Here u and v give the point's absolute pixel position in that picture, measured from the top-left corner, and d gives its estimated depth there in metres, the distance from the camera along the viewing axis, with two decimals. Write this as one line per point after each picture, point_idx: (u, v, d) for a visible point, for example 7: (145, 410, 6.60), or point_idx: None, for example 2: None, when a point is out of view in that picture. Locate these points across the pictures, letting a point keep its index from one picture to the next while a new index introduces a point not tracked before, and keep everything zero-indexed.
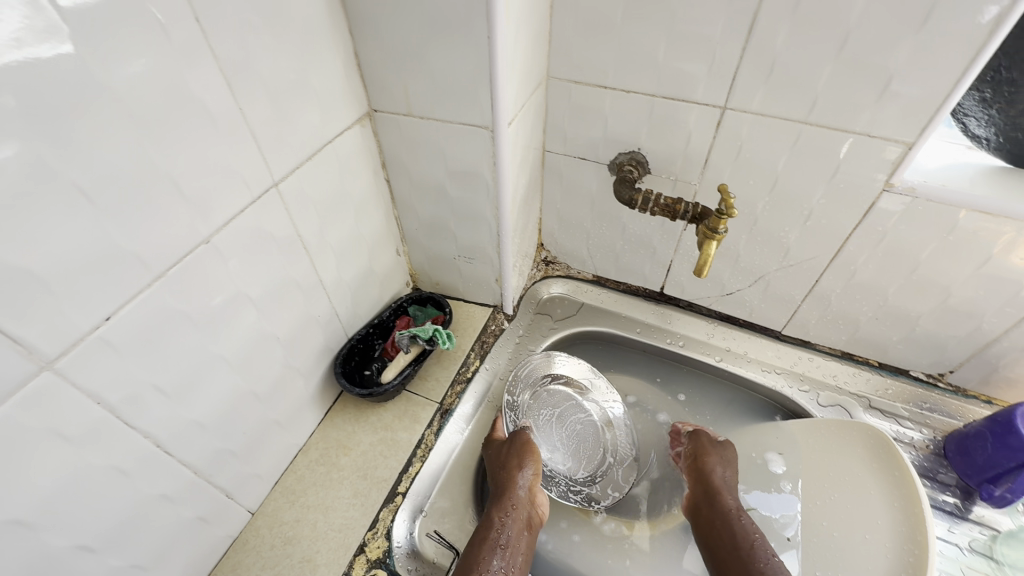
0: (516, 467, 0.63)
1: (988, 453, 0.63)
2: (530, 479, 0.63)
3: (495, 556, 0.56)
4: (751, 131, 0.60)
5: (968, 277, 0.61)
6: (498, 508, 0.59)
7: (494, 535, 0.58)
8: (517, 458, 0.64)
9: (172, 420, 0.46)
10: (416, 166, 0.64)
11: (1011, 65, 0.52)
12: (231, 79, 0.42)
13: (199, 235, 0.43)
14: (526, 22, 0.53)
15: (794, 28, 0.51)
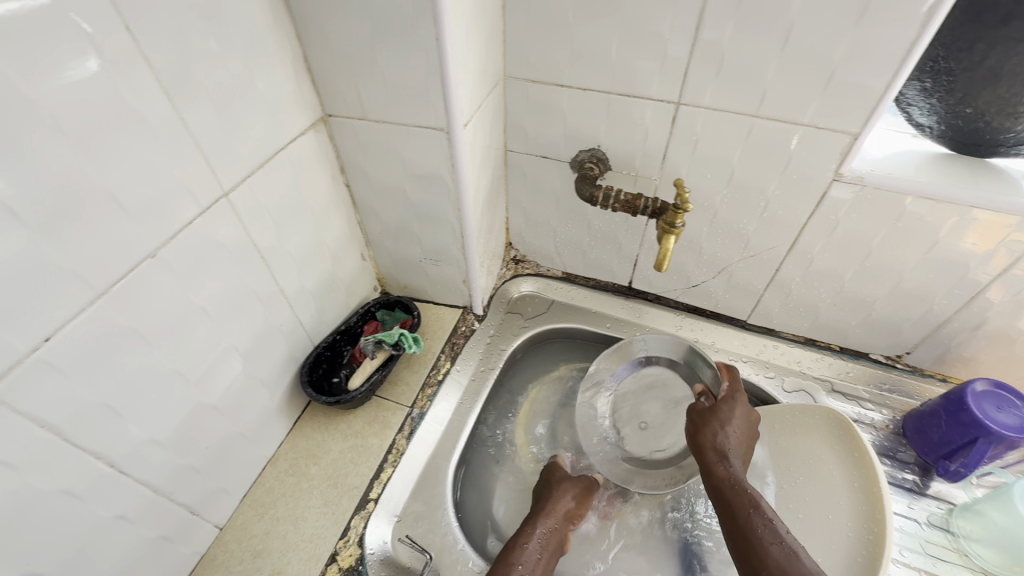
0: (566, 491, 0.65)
1: (943, 430, 0.65)
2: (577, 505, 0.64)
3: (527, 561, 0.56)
4: (705, 125, 0.61)
5: (918, 261, 0.64)
6: (540, 519, 0.60)
7: (530, 547, 0.58)
8: (570, 483, 0.66)
9: (125, 439, 0.45)
10: (376, 170, 0.64)
11: (947, 56, 0.53)
12: (170, 89, 0.41)
13: (144, 249, 0.42)
14: (475, 23, 0.53)
15: (738, 24, 0.52)
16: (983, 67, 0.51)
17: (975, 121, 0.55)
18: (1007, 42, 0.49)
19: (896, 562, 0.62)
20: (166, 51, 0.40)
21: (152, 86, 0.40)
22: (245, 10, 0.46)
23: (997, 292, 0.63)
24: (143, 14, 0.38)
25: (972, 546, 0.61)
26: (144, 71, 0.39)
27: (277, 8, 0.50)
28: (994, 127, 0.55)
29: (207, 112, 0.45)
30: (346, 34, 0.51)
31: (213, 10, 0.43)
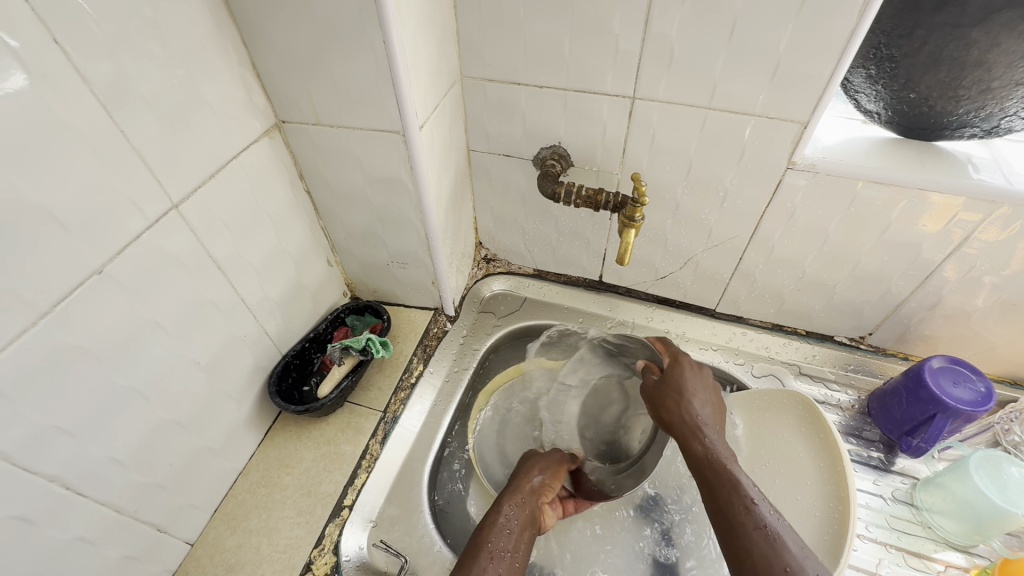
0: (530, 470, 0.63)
1: (904, 408, 0.67)
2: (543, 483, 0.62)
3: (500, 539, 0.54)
4: (661, 119, 0.61)
5: (873, 244, 0.65)
6: (507, 496, 0.59)
7: (500, 520, 0.57)
8: (533, 466, 0.64)
9: (80, 459, 0.44)
10: (335, 175, 0.64)
11: (889, 42, 0.54)
12: (108, 101, 0.41)
13: (89, 266, 0.42)
14: (424, 24, 0.53)
15: (685, 18, 0.53)
16: (923, 53, 0.52)
17: (920, 105, 0.57)
18: (944, 28, 0.50)
19: (863, 537, 0.64)
20: (101, 62, 0.40)
21: (87, 98, 0.39)
22: (186, 18, 0.45)
23: (949, 271, 0.65)
24: (73, 26, 0.37)
25: (933, 517, 0.63)
26: (79, 85, 0.38)
27: (220, 15, 0.49)
28: (937, 111, 0.56)
29: (150, 123, 0.44)
30: (293, 38, 0.51)
31: (151, 19, 0.42)
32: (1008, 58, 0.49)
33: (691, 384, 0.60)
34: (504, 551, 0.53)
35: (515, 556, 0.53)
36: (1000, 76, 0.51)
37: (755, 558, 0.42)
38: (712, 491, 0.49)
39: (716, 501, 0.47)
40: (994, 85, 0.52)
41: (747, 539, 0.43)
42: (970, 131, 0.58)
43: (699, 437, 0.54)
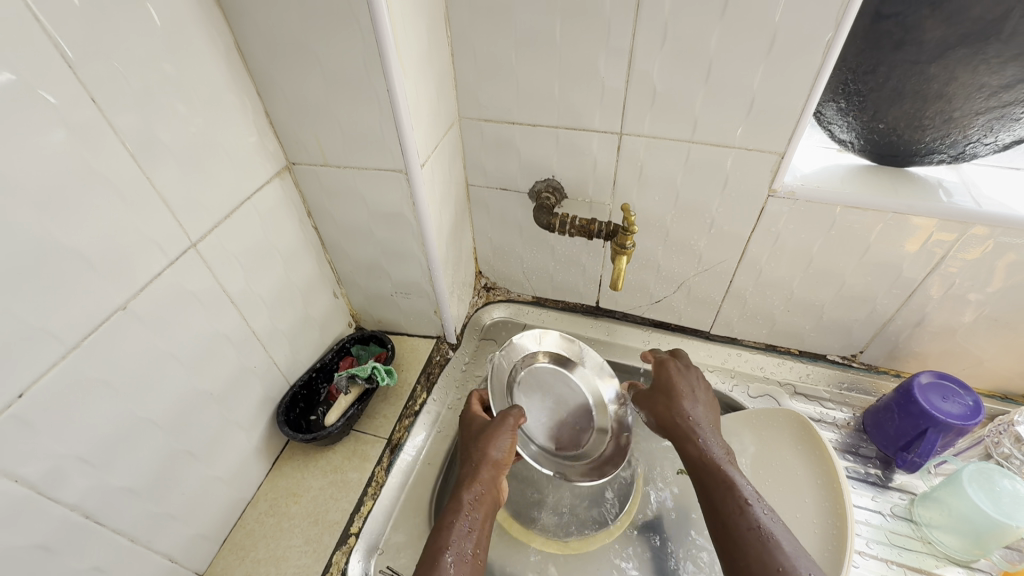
0: (487, 445, 0.61)
1: (897, 423, 0.69)
2: (499, 460, 0.60)
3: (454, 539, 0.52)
4: (647, 152, 0.65)
5: (856, 265, 0.68)
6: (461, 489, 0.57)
7: (458, 521, 0.54)
8: (487, 438, 0.62)
9: (99, 488, 0.46)
10: (342, 212, 0.67)
11: (855, 78, 0.58)
12: (136, 151, 0.44)
13: (113, 302, 0.44)
14: (424, 72, 0.57)
15: (665, 60, 0.57)
16: (888, 87, 0.56)
17: (890, 134, 0.60)
18: (904, 64, 0.54)
19: (864, 554, 0.64)
20: (131, 116, 0.43)
21: (116, 148, 0.43)
22: (206, 74, 0.50)
23: (932, 287, 0.67)
24: (107, 85, 0.41)
25: (933, 533, 0.64)
26: (110, 137, 0.42)
27: (238, 70, 0.54)
28: (906, 139, 0.60)
29: (171, 168, 0.48)
30: (305, 89, 0.55)
31: (175, 75, 0.46)
32: (966, 90, 0.53)
33: (681, 386, 0.65)
34: (463, 554, 0.51)
35: (479, 554, 0.52)
36: (961, 107, 0.55)
37: (753, 564, 0.46)
38: (712, 506, 0.53)
39: (717, 511, 0.52)
40: (956, 115, 0.55)
41: (741, 537, 0.48)
42: (939, 157, 0.62)
43: (693, 441, 0.60)
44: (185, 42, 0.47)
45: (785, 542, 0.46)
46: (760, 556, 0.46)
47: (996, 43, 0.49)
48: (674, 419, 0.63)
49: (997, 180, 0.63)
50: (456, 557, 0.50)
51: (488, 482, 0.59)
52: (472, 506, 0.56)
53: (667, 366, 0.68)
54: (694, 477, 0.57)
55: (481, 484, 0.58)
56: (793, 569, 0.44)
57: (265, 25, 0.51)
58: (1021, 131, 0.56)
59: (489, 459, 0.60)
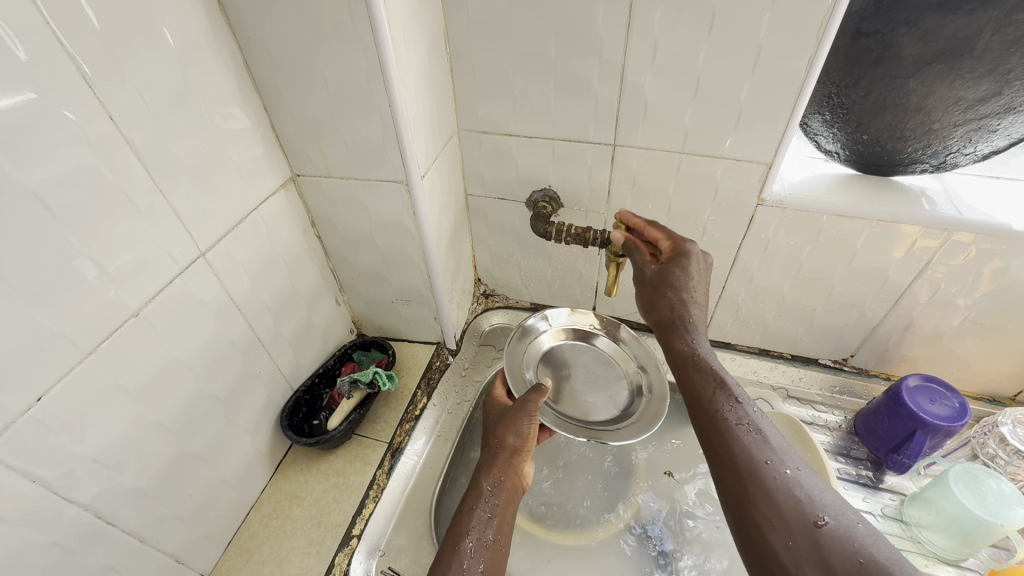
0: (507, 433, 0.61)
1: (886, 425, 0.70)
2: (521, 447, 0.60)
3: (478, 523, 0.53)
4: (640, 163, 0.68)
5: (844, 272, 0.70)
6: (482, 475, 0.57)
7: (480, 506, 0.54)
8: (508, 425, 0.62)
9: (111, 489, 0.47)
10: (344, 221, 0.69)
11: (839, 92, 0.61)
12: (150, 165, 0.46)
13: (127, 309, 0.46)
14: (424, 87, 0.60)
15: (656, 74, 0.59)
16: (870, 100, 0.59)
17: (873, 145, 0.63)
18: (884, 78, 0.56)
19: None
20: (146, 132, 0.46)
21: (131, 161, 0.45)
22: (217, 90, 0.52)
23: (919, 292, 0.69)
24: (124, 102, 0.43)
25: (922, 532, 0.65)
26: (126, 150, 0.44)
27: (245, 86, 0.56)
28: (890, 149, 0.62)
29: (183, 180, 0.50)
30: (310, 104, 0.57)
31: (187, 92, 0.49)
32: (944, 103, 0.55)
33: (681, 283, 0.59)
34: (484, 538, 0.51)
35: (500, 538, 0.52)
36: (940, 118, 0.57)
37: (738, 462, 0.46)
38: (698, 409, 0.51)
39: (711, 417, 0.50)
40: (935, 126, 0.58)
41: (730, 436, 0.48)
42: (921, 166, 0.64)
43: (685, 340, 0.57)
44: (197, 60, 0.49)
45: (778, 448, 0.46)
46: (754, 457, 0.45)
47: (970, 59, 0.51)
48: (671, 313, 0.59)
49: (978, 188, 0.65)
50: (478, 541, 0.51)
51: (509, 467, 0.59)
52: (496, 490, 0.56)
53: (653, 230, 0.64)
54: (681, 375, 0.55)
55: (502, 471, 0.58)
56: (778, 472, 0.44)
57: (273, 44, 0.53)
58: (999, 141, 0.59)
59: (513, 448, 0.60)
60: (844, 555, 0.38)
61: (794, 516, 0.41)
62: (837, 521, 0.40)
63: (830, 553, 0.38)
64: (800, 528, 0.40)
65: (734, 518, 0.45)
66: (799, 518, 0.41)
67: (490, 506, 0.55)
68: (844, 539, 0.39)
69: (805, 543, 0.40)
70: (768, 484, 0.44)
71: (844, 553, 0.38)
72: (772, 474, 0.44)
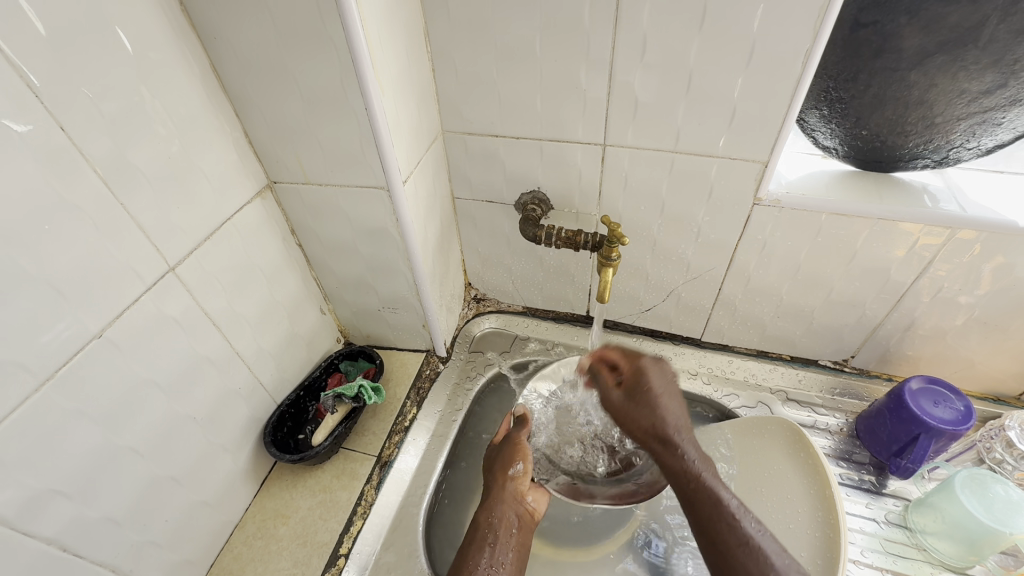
0: (502, 470, 0.65)
1: (889, 429, 0.68)
2: (519, 476, 0.65)
3: (481, 557, 0.57)
4: (631, 163, 0.65)
5: (844, 272, 0.68)
6: (484, 509, 0.62)
7: (490, 541, 0.59)
8: (504, 462, 0.66)
9: (77, 520, 0.45)
10: (325, 230, 0.67)
11: (836, 86, 0.58)
12: (109, 179, 0.44)
13: (88, 331, 0.44)
14: (403, 87, 0.57)
15: (646, 71, 0.57)
16: (869, 94, 0.56)
17: (873, 141, 0.60)
18: (884, 71, 0.53)
19: (858, 563, 0.64)
20: (102, 144, 0.43)
21: (89, 176, 0.42)
22: (183, 99, 0.50)
23: (921, 292, 0.67)
24: (77, 114, 0.41)
25: (927, 539, 0.63)
26: (81, 166, 0.42)
27: (214, 91, 0.53)
28: (890, 145, 0.60)
29: (147, 194, 0.48)
30: (283, 108, 0.55)
31: (150, 101, 0.46)
32: (946, 96, 0.53)
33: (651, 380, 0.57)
34: (486, 569, 0.56)
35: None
36: (942, 112, 0.54)
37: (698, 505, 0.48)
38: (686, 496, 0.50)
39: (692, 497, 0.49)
40: (937, 120, 0.55)
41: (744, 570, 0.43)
42: (923, 161, 0.62)
43: (672, 454, 0.52)
44: (158, 66, 0.46)
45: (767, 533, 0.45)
46: (696, 484, 0.50)
47: (974, 50, 0.49)
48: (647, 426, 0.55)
49: (981, 183, 0.63)
50: (485, 569, 0.56)
51: (515, 505, 0.63)
52: (503, 528, 0.60)
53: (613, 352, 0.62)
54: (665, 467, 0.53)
55: (509, 509, 0.62)
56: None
57: (241, 47, 0.50)
58: (1004, 134, 0.56)
59: (514, 491, 0.63)
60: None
61: (754, 560, 0.43)
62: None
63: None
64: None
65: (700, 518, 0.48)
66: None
67: (504, 553, 0.58)
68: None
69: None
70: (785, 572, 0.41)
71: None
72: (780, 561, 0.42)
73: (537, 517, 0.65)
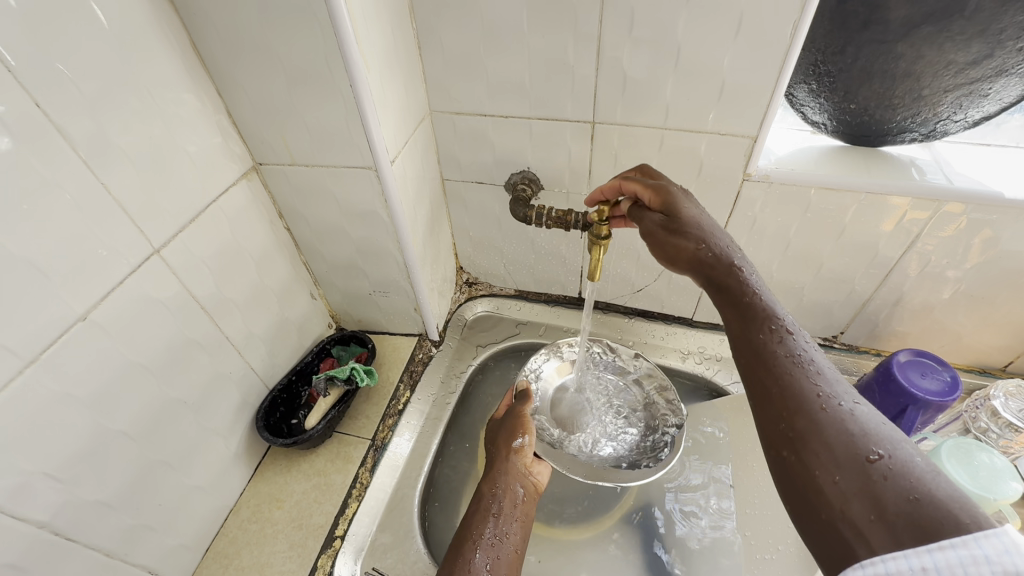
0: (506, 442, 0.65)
1: (877, 402, 0.69)
2: (523, 447, 0.64)
3: (486, 528, 0.56)
4: (621, 141, 0.65)
5: (833, 248, 0.68)
6: (487, 482, 0.61)
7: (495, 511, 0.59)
8: (507, 434, 0.66)
9: (68, 504, 0.45)
10: (314, 213, 0.66)
11: (825, 59, 0.58)
12: (89, 158, 0.43)
13: (73, 313, 0.43)
14: (388, 65, 0.56)
15: (635, 46, 0.56)
16: (857, 67, 0.56)
17: (861, 114, 0.60)
18: (872, 43, 0.53)
19: None
20: (81, 122, 0.42)
21: (68, 156, 0.42)
22: (164, 77, 0.48)
23: (910, 266, 0.68)
24: (54, 91, 0.40)
25: None
26: (60, 145, 0.41)
27: (195, 69, 0.52)
28: (878, 118, 0.60)
29: (130, 175, 0.47)
30: (266, 87, 0.54)
31: (130, 79, 0.45)
32: (934, 68, 0.53)
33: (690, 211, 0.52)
34: (491, 539, 0.56)
35: (517, 555, 0.56)
36: (929, 84, 0.54)
37: (748, 330, 0.43)
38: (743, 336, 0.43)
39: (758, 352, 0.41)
40: (924, 92, 0.55)
41: (815, 420, 0.35)
42: (911, 135, 0.62)
43: (726, 269, 0.48)
44: (136, 42, 0.45)
45: (832, 379, 0.37)
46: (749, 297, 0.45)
47: (960, 19, 0.49)
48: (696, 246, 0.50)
49: (967, 156, 0.63)
50: (490, 539, 0.56)
51: (521, 478, 0.62)
52: (507, 501, 0.60)
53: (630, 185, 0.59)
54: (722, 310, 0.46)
55: (515, 482, 0.62)
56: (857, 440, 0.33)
57: (220, 22, 0.49)
58: (990, 106, 0.56)
59: (519, 465, 0.63)
60: (910, 500, 0.28)
61: (836, 426, 0.34)
62: (898, 453, 0.31)
63: (882, 489, 0.30)
64: (850, 464, 0.32)
65: (754, 356, 0.41)
66: (854, 457, 0.32)
67: (509, 525, 0.58)
68: (960, 502, 0.28)
69: (814, 441, 0.34)
70: (816, 413, 0.35)
71: (952, 522, 0.26)
72: (825, 405, 0.35)
73: (541, 489, 0.64)
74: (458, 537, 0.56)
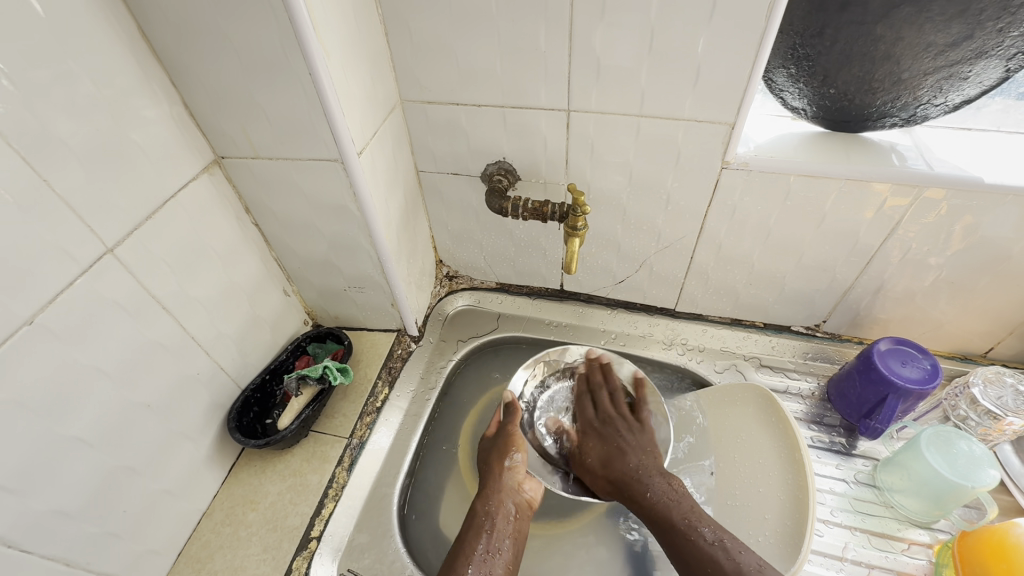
0: (500, 459, 0.64)
1: (859, 391, 0.69)
2: (517, 464, 0.64)
3: (479, 543, 0.57)
4: (596, 128, 0.63)
5: (814, 236, 0.67)
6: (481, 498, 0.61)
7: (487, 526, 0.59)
8: (501, 450, 0.65)
9: (22, 515, 0.44)
10: (282, 207, 0.64)
11: (803, 42, 0.56)
12: (30, 156, 0.41)
13: (17, 317, 0.41)
14: (351, 51, 0.54)
15: (608, 30, 0.54)
16: (836, 50, 0.54)
17: (841, 99, 0.59)
18: (850, 25, 0.51)
19: (829, 522, 0.65)
20: (18, 116, 0.40)
21: (5, 152, 0.39)
22: (110, 67, 0.46)
23: (891, 253, 0.67)
24: None
25: (894, 497, 0.64)
26: None
27: (146, 59, 0.50)
28: (858, 103, 0.59)
29: (76, 170, 0.44)
30: (222, 76, 0.51)
31: (72, 69, 0.43)
32: (913, 50, 0.51)
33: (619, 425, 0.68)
34: (484, 554, 0.56)
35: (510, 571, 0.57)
36: (909, 67, 0.53)
37: (673, 514, 0.56)
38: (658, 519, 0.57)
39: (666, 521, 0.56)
40: (904, 76, 0.54)
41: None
42: (892, 120, 0.61)
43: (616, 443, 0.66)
44: (78, 30, 0.43)
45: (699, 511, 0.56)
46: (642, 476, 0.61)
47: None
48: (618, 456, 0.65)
49: (949, 140, 0.62)
50: (483, 554, 0.56)
51: (512, 494, 0.62)
52: (500, 518, 0.60)
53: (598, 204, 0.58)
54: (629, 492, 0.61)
55: (508, 498, 0.62)
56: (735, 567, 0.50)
57: (168, 9, 0.47)
58: (971, 89, 0.55)
59: (511, 481, 0.63)
60: None
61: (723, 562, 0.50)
62: None
63: None
64: None
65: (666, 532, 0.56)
66: None
67: (503, 543, 0.58)
68: None
69: None
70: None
71: None
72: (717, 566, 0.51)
73: (535, 505, 0.64)
74: (452, 552, 0.57)
